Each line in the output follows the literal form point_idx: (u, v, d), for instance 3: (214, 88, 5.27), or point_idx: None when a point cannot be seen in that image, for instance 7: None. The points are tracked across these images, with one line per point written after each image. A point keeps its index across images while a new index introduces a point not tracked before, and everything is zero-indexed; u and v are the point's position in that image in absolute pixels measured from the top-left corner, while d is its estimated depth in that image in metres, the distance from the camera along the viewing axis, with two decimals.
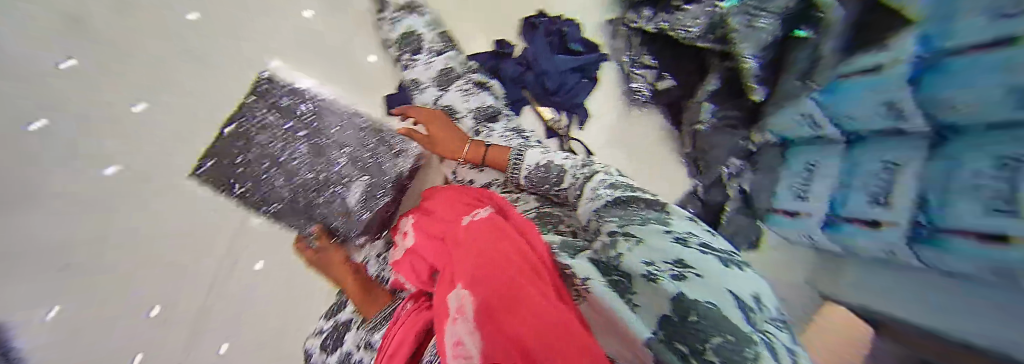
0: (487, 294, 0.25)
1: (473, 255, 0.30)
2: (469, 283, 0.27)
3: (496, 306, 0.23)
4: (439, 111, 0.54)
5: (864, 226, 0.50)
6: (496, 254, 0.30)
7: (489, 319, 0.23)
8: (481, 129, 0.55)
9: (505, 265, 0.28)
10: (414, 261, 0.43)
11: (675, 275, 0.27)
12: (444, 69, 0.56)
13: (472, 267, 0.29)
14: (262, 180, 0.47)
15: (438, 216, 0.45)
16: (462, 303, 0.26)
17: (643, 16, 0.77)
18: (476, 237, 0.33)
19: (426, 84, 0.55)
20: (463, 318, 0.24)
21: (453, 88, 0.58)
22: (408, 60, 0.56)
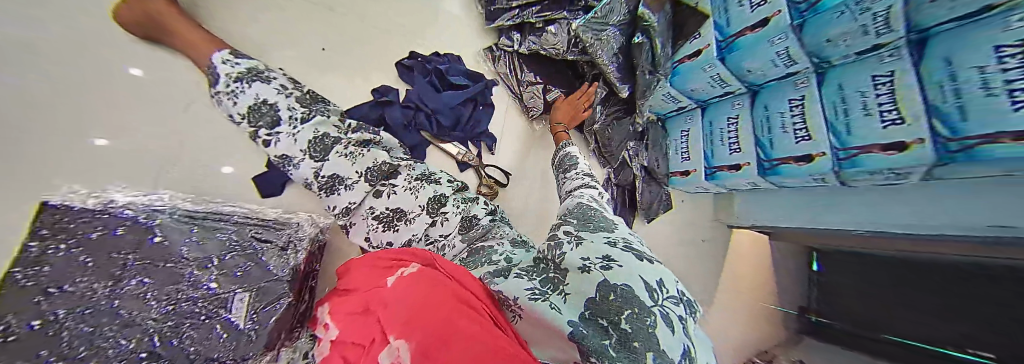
0: (420, 336, 0.24)
1: (403, 305, 0.29)
2: (400, 332, 0.26)
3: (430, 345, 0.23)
4: (326, 185, 0.44)
5: (798, 162, 0.57)
6: (428, 295, 0.29)
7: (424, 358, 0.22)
8: (382, 190, 0.45)
9: (434, 305, 0.27)
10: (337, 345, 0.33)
11: (604, 267, 0.29)
12: (314, 136, 0.43)
13: (404, 317, 0.27)
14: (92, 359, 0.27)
15: (354, 286, 0.40)
16: (396, 355, 0.24)
17: (514, 40, 0.82)
18: (404, 289, 0.32)
19: (297, 158, 0.43)
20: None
21: (334, 155, 0.43)
22: (267, 136, 0.43)
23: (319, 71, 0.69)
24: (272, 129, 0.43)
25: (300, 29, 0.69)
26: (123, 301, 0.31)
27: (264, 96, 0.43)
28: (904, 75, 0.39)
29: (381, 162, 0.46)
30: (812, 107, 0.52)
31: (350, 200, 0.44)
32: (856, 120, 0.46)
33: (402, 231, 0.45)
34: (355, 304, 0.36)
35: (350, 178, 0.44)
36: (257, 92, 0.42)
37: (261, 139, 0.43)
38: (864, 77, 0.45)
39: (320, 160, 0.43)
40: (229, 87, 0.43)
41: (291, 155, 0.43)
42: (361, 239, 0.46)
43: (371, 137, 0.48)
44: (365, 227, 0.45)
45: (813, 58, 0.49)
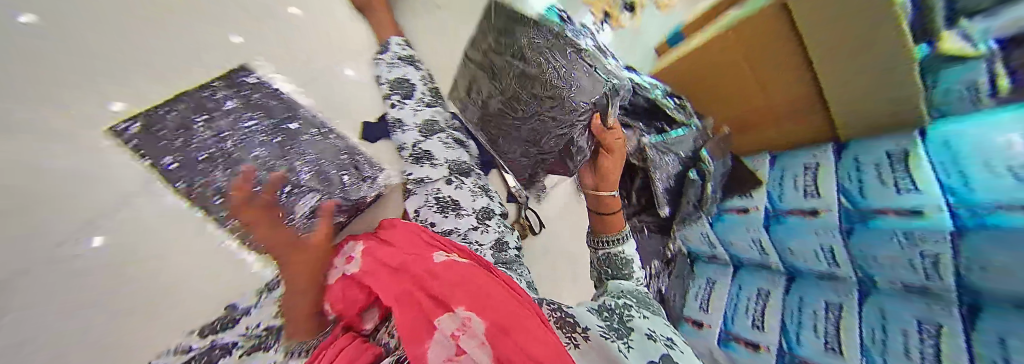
0: (493, 315, 0.27)
1: (463, 284, 0.32)
2: (468, 306, 0.29)
3: (504, 322, 0.26)
4: (415, 155, 0.54)
5: None
6: (487, 287, 0.31)
7: (498, 331, 0.26)
8: (452, 180, 0.53)
9: (497, 294, 0.30)
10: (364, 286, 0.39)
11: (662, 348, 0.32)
12: (428, 118, 0.57)
13: (468, 295, 0.30)
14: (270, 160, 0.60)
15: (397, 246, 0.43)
16: (463, 324, 0.27)
17: None
18: (457, 269, 0.35)
19: (409, 127, 0.55)
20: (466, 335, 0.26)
21: (434, 137, 0.55)
22: (396, 101, 0.57)
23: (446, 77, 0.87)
24: (403, 99, 0.58)
25: None
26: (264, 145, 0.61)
27: (410, 78, 0.59)
28: (951, 337, 0.37)
29: (458, 160, 0.55)
30: (845, 312, 0.51)
31: (421, 175, 0.53)
32: (880, 350, 0.44)
33: (448, 219, 0.50)
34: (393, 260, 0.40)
35: (436, 158, 0.54)
36: (408, 73, 0.59)
37: (392, 102, 0.57)
38: (904, 311, 0.43)
39: (423, 136, 0.55)
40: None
41: (406, 121, 0.56)
42: (410, 207, 0.52)
43: (460, 137, 0.59)
44: (415, 202, 0.52)
45: (857, 270, 0.50)
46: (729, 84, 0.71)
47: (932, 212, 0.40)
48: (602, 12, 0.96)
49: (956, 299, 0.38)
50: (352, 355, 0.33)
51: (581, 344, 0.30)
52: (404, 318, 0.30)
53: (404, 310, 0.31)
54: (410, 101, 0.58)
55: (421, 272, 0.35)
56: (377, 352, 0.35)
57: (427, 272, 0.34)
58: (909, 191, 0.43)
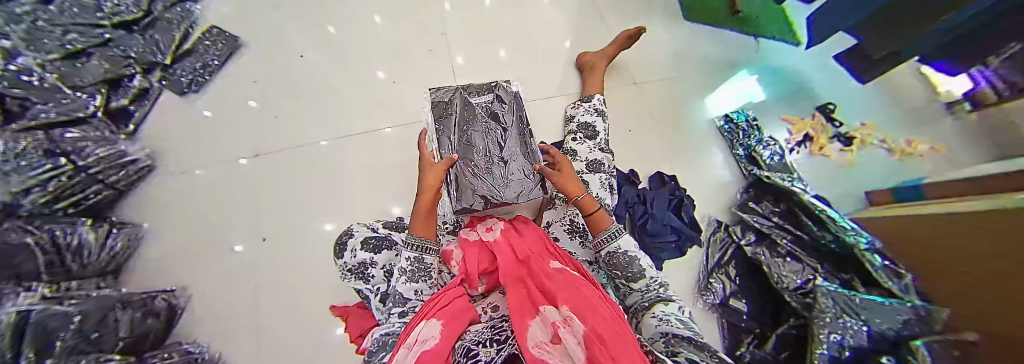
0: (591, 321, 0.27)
1: (570, 290, 0.35)
2: (572, 309, 0.30)
3: (602, 330, 0.25)
4: None
5: None
6: (588, 297, 0.33)
7: (594, 336, 0.25)
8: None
9: (596, 307, 0.30)
10: (481, 252, 0.49)
11: None
12: (597, 158, 0.63)
13: (573, 300, 0.32)
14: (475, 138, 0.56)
15: (525, 237, 0.51)
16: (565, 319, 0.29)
17: (759, 219, 0.68)
18: (569, 277, 0.38)
19: (579, 158, 0.64)
20: (567, 331, 0.27)
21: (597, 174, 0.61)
22: (576, 137, 0.68)
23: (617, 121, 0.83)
24: (584, 137, 0.68)
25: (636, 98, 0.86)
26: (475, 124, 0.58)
27: (596, 125, 0.69)
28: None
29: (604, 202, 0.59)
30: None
31: None
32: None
33: (572, 241, 0.58)
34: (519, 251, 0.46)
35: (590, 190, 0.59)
36: (597, 121, 0.70)
37: (573, 136, 0.68)
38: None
39: (587, 170, 0.62)
40: (583, 110, 0.74)
41: (579, 153, 0.64)
42: (546, 217, 0.62)
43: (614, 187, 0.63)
44: (552, 216, 0.61)
45: None
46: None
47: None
48: (804, 136, 0.75)
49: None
50: (465, 305, 0.42)
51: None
52: (516, 297, 0.37)
53: (520, 293, 0.38)
54: (590, 141, 0.67)
55: (536, 269, 0.41)
56: (475, 317, 0.42)
57: (543, 274, 0.40)
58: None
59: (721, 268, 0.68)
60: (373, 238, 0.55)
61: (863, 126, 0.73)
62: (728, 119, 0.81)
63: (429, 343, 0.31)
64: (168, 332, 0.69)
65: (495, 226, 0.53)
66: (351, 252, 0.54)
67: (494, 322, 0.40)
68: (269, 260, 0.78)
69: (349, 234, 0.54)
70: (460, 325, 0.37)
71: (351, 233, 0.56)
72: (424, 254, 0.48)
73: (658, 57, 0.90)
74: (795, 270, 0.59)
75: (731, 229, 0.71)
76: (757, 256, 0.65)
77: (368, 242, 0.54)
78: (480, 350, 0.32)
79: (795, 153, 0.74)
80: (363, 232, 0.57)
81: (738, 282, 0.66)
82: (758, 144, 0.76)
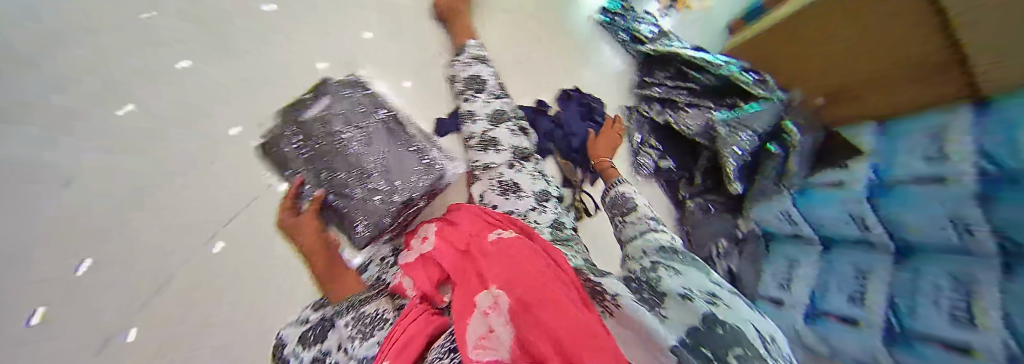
0: (519, 292, 0.26)
1: (505, 261, 0.33)
2: (499, 285, 0.28)
3: (527, 296, 0.25)
4: (483, 143, 0.58)
5: None
6: (525, 264, 0.31)
7: (519, 306, 0.25)
8: (515, 164, 0.57)
9: (528, 273, 0.29)
10: (428, 266, 0.46)
11: (708, 300, 0.28)
12: (498, 109, 0.61)
13: (504, 275, 0.30)
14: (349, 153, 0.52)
15: (460, 227, 0.49)
16: (494, 301, 0.27)
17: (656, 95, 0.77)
18: (502, 248, 0.37)
19: (479, 117, 0.60)
20: (496, 313, 0.25)
21: (502, 125, 0.60)
22: (468, 96, 0.62)
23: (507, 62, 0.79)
24: (475, 93, 0.62)
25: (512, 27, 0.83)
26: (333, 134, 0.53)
27: (483, 75, 0.64)
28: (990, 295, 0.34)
29: (521, 147, 0.60)
30: (880, 281, 0.45)
31: (490, 160, 0.57)
32: (923, 313, 0.39)
33: (509, 201, 0.54)
34: (457, 244, 0.45)
35: (503, 145, 0.58)
36: (481, 70, 0.64)
37: (464, 97, 0.62)
38: (945, 273, 0.39)
39: (492, 126, 0.59)
40: (461, 63, 0.66)
41: (476, 113, 0.60)
42: (476, 191, 0.57)
43: (523, 128, 0.63)
44: (482, 188, 0.57)
45: None
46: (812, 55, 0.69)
47: (952, 178, 0.40)
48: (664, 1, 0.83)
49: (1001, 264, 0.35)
50: (425, 320, 0.34)
51: (615, 312, 0.29)
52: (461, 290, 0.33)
53: (460, 285, 0.35)
54: (483, 95, 0.62)
55: (475, 253, 0.39)
56: (441, 326, 0.34)
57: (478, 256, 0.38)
58: (941, 154, 0.42)
59: (645, 143, 0.78)
60: (309, 331, 0.42)
61: None
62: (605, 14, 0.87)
63: None
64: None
65: (430, 233, 0.52)
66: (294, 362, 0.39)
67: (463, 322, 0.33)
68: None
69: (276, 348, 0.41)
70: (416, 349, 0.30)
71: (281, 344, 0.42)
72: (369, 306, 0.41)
73: None
74: (695, 114, 0.69)
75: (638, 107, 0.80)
76: (665, 118, 0.74)
77: (306, 339, 0.41)
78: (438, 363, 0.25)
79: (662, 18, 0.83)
80: (292, 332, 0.45)
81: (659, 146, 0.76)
82: (635, 24, 0.83)
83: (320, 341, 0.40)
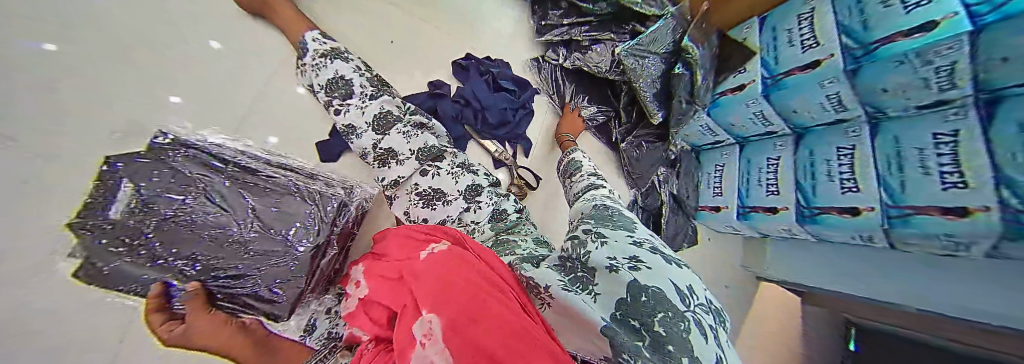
0: (452, 306, 0.19)
1: (438, 268, 0.25)
2: (432, 299, 0.21)
3: (465, 312, 0.18)
4: (379, 157, 0.50)
5: (843, 213, 0.49)
6: (460, 270, 0.24)
7: (458, 325, 0.17)
8: (426, 169, 0.50)
9: (459, 285, 0.21)
10: (369, 307, 0.36)
11: (631, 268, 0.27)
12: (380, 111, 0.50)
13: (434, 287, 0.22)
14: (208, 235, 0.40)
15: (390, 257, 0.39)
16: (426, 326, 0.19)
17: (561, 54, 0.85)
18: (435, 257, 0.28)
19: (362, 129, 0.50)
20: (427, 342, 0.17)
21: (392, 130, 0.50)
22: (338, 106, 0.52)
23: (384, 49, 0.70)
24: (344, 100, 0.51)
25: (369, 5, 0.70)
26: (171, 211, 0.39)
27: (343, 73, 0.51)
28: (970, 139, 0.33)
29: (428, 144, 0.51)
30: (864, 156, 0.46)
31: (396, 174, 0.49)
32: (911, 179, 0.40)
33: (437, 210, 0.48)
34: (394, 268, 0.35)
35: (402, 154, 0.50)
36: (339, 67, 0.51)
37: (335, 109, 0.52)
38: (926, 131, 0.38)
39: (380, 135, 0.50)
40: (312, 68, 0.53)
41: (356, 125, 0.51)
42: (398, 211, 0.50)
43: (422, 118, 0.53)
44: (403, 205, 0.49)
45: (867, 106, 0.44)
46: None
47: (826, 59, 0.45)
48: None
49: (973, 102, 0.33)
50: None
51: (553, 301, 0.27)
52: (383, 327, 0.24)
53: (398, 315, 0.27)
54: (355, 100, 0.51)
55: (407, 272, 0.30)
56: None
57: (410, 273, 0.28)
58: (811, 45, 0.47)
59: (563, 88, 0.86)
60: None
61: None
62: None
63: None
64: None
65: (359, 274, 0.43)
66: None
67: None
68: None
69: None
70: None
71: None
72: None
73: None
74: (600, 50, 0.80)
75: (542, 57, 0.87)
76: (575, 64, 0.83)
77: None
78: None
79: None
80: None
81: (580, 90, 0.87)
82: None
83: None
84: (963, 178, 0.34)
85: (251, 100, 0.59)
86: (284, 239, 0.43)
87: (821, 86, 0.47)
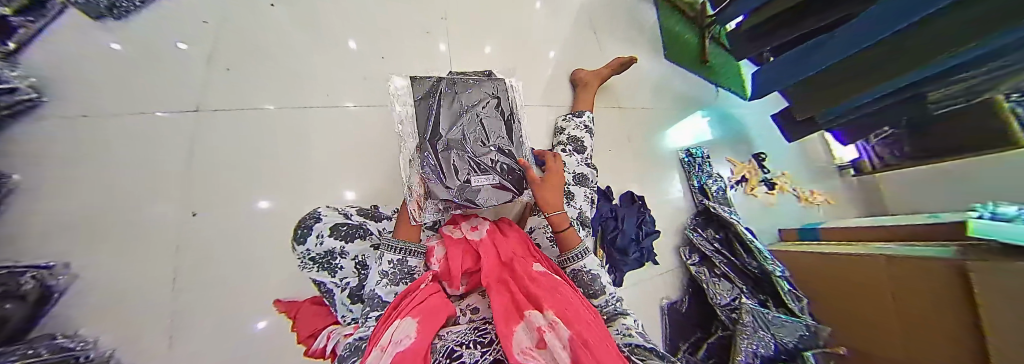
0: (578, 333, 0.28)
1: (553, 294, 0.36)
2: (558, 313, 0.32)
3: (590, 340, 0.27)
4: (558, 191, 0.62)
5: None
6: (571, 302, 0.35)
7: (583, 343, 0.26)
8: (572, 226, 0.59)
9: (574, 308, 0.33)
10: (466, 253, 0.48)
11: None
12: (583, 172, 0.66)
13: (558, 305, 0.33)
14: (450, 119, 0.50)
15: (509, 242, 0.49)
16: (551, 324, 0.30)
17: (706, 239, 0.78)
18: (551, 283, 0.39)
19: (567, 169, 0.66)
20: (554, 335, 0.28)
21: (582, 188, 0.64)
22: (564, 150, 0.71)
23: (606, 138, 0.85)
24: (573, 151, 0.71)
25: (617, 119, 0.89)
26: (445, 103, 0.51)
27: (585, 141, 0.73)
28: None
29: (584, 216, 0.62)
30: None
31: None
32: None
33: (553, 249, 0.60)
34: (502, 254, 0.46)
35: (575, 202, 0.62)
36: (586, 137, 0.74)
37: (563, 149, 0.71)
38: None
39: (574, 182, 0.64)
40: (573, 124, 0.76)
41: (566, 164, 0.67)
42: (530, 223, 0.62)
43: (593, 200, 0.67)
44: (536, 223, 0.62)
45: None
46: (834, 285, 0.62)
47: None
48: (741, 177, 0.89)
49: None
50: (442, 301, 0.40)
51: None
52: (500, 300, 0.37)
53: (502, 296, 0.38)
54: (578, 155, 0.70)
55: (520, 272, 0.41)
56: (452, 314, 0.40)
57: (528, 279, 0.40)
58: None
59: (716, 281, 0.72)
60: (345, 226, 0.49)
61: (782, 175, 0.91)
62: (688, 153, 0.90)
63: (403, 344, 0.30)
64: (32, 324, 0.39)
65: (480, 226, 0.53)
66: (317, 237, 0.47)
67: (477, 324, 0.39)
68: (250, 226, 0.59)
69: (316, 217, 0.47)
70: (436, 324, 0.35)
71: (317, 216, 0.49)
72: (407, 256, 0.46)
73: (641, 83, 0.95)
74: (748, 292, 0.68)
75: (698, 241, 0.78)
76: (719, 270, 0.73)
77: (339, 229, 0.47)
78: (462, 349, 0.32)
79: (734, 190, 0.87)
80: (333, 217, 0.50)
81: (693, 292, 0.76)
82: (708, 179, 0.87)
83: (347, 239, 0.47)
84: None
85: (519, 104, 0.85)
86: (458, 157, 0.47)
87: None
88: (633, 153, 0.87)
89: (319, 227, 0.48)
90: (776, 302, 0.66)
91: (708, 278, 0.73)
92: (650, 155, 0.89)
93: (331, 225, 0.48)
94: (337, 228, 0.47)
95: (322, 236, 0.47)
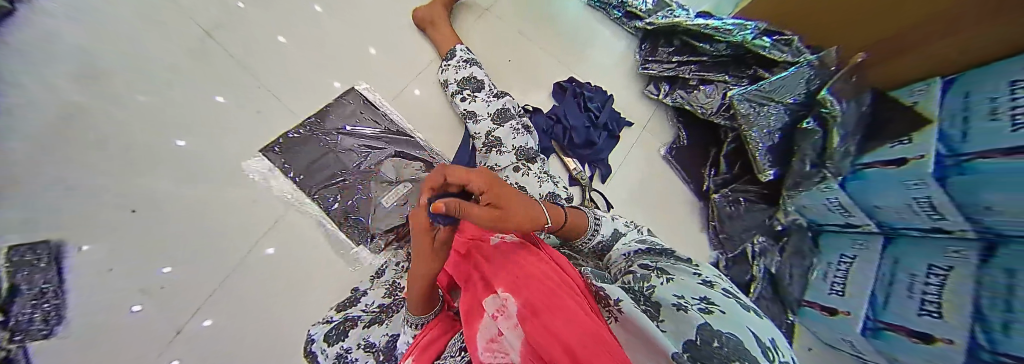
0: (526, 296, 0.23)
1: (505, 263, 0.31)
2: (507, 286, 0.26)
3: (538, 302, 0.22)
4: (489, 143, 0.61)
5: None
6: (524, 261, 0.30)
7: (529, 311, 0.21)
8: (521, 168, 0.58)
9: (526, 269, 0.28)
10: None
11: (703, 307, 0.21)
12: (501, 107, 0.62)
13: (506, 277, 0.28)
14: (342, 164, 0.67)
15: None
16: (503, 305, 0.24)
17: (660, 65, 0.69)
18: (506, 249, 0.35)
19: (482, 116, 0.63)
20: (505, 316, 0.23)
21: (506, 123, 0.61)
22: (467, 96, 0.65)
23: (502, 46, 0.73)
24: (473, 92, 0.65)
25: (502, 18, 0.75)
26: (326, 151, 0.67)
27: (477, 75, 0.66)
28: None
29: (526, 146, 0.60)
30: (861, 266, 0.43)
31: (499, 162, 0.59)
32: (893, 299, 0.37)
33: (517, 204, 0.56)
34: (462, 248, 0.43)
35: (506, 144, 0.59)
36: (474, 71, 0.66)
37: (461, 98, 0.66)
38: (922, 260, 0.35)
39: (497, 124, 0.61)
40: (452, 69, 0.67)
41: (478, 113, 0.63)
42: None
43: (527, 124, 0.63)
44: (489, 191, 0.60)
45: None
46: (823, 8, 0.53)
47: (913, 160, 0.35)
48: None
49: (976, 238, 0.30)
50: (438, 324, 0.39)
51: (620, 317, 0.22)
52: (465, 298, 0.32)
53: (466, 293, 0.33)
54: (481, 94, 0.65)
55: (479, 257, 0.36)
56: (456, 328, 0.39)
57: (484, 258, 0.35)
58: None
59: (693, 93, 0.66)
60: (334, 329, 0.47)
61: None
62: None
63: None
64: None
65: None
66: (322, 355, 0.46)
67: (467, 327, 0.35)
68: None
69: (306, 342, 0.46)
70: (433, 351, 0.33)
71: (311, 339, 0.48)
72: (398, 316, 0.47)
73: None
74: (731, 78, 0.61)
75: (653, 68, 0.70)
76: (690, 81, 0.66)
77: (330, 336, 0.46)
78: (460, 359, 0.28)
79: None
80: (322, 330, 0.48)
81: (682, 121, 0.72)
82: None
83: (343, 338, 0.46)
84: (942, 311, 0.30)
85: (402, 88, 0.77)
86: (366, 189, 0.66)
87: (904, 186, 0.36)
88: (538, 38, 0.75)
89: (316, 346, 0.47)
90: (767, 66, 0.57)
91: (680, 94, 0.68)
92: (558, 23, 0.76)
93: (327, 337, 0.47)
94: (328, 337, 0.47)
95: (323, 349, 0.46)
